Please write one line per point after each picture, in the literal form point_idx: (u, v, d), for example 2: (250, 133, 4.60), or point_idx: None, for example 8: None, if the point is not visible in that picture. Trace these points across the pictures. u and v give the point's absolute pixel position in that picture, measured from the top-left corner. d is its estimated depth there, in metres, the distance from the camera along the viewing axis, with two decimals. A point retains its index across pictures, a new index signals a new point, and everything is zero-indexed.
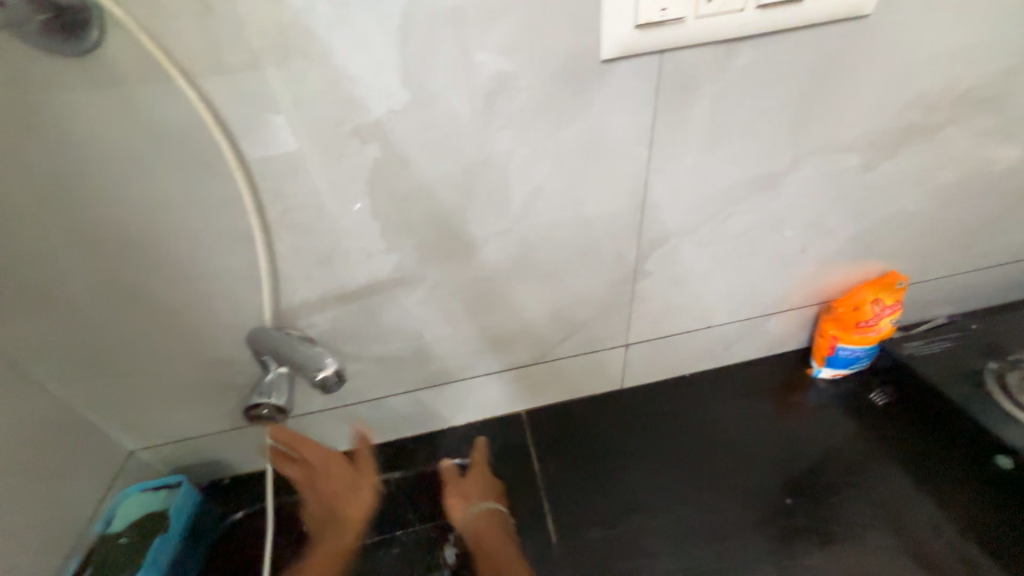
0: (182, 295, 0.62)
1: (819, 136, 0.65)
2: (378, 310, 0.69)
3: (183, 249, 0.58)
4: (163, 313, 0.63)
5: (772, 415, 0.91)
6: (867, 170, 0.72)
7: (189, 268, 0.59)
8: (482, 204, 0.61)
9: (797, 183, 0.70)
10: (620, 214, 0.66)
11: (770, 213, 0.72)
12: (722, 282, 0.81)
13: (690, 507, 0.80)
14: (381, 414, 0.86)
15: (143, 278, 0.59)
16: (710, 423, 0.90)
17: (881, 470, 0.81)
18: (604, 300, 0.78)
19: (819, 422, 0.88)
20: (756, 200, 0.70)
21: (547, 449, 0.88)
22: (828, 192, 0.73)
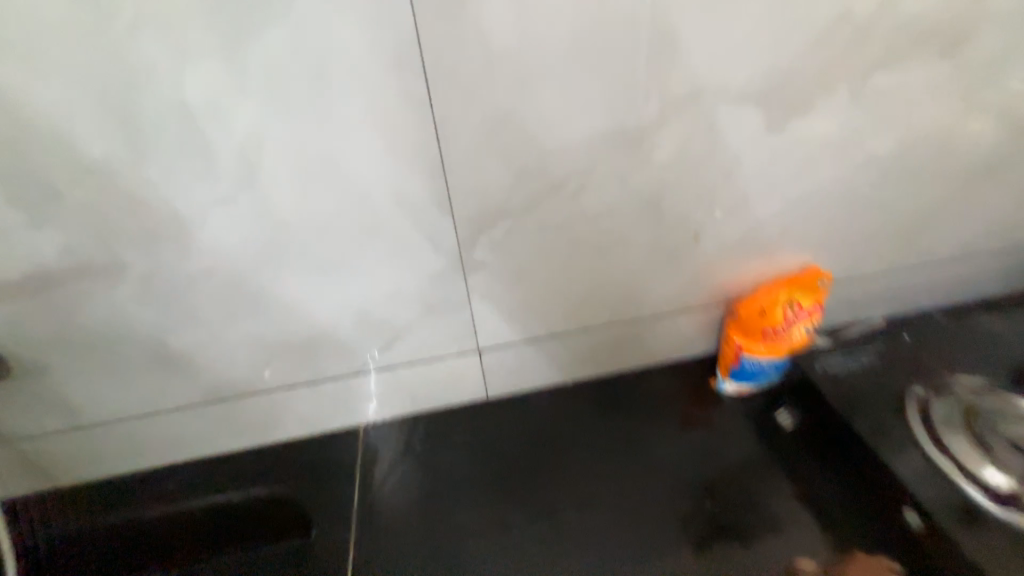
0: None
1: (678, 73, 0.47)
2: (71, 309, 0.49)
3: None
4: None
5: (669, 440, 0.72)
6: (762, 127, 0.53)
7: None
8: (172, 157, 0.40)
9: (666, 146, 0.51)
10: (407, 177, 0.46)
11: (633, 184, 0.53)
12: (592, 276, 0.62)
13: (547, 563, 0.60)
14: (150, 433, 0.65)
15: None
16: (580, 447, 0.71)
17: (786, 518, 0.63)
18: (425, 297, 0.58)
19: (723, 452, 0.70)
20: (608, 163, 0.51)
21: (376, 478, 0.69)
22: (715, 160, 0.54)
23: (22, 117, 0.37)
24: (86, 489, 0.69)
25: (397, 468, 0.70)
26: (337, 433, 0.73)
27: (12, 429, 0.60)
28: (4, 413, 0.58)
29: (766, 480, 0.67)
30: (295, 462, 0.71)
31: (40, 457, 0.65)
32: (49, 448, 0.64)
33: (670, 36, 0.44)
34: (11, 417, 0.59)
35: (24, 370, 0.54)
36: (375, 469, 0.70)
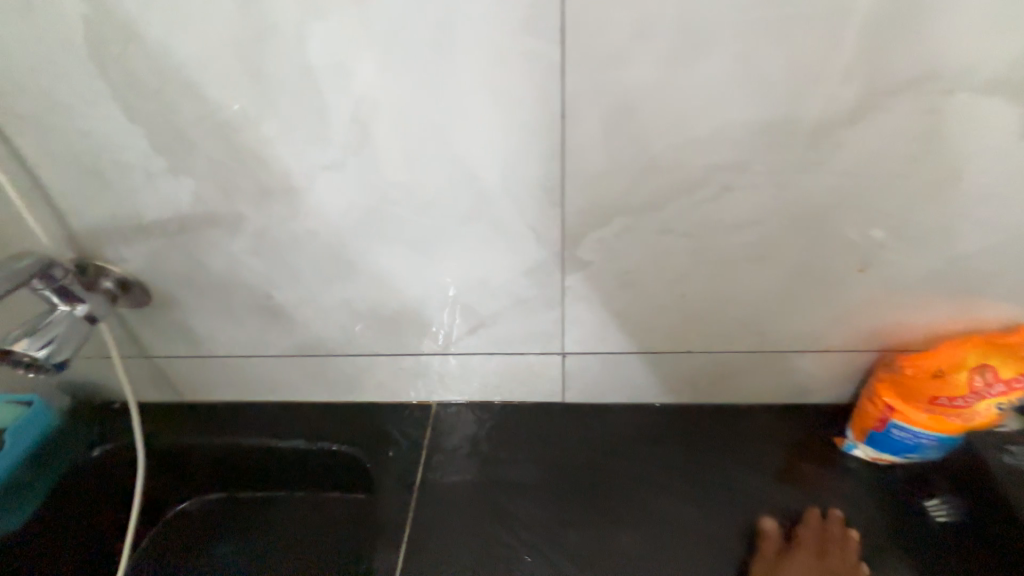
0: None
1: (888, 56, 0.35)
2: (199, 253, 0.53)
3: None
4: None
5: (772, 498, 0.62)
6: (995, 137, 0.40)
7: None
8: (291, 117, 0.39)
9: (844, 150, 0.41)
10: (521, 162, 0.41)
11: (789, 194, 0.43)
12: (710, 293, 0.53)
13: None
14: (254, 374, 0.72)
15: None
16: (660, 473, 0.65)
17: None
18: (517, 290, 0.54)
19: (845, 529, 0.58)
20: (763, 165, 0.41)
21: (449, 453, 0.69)
22: (908, 174, 0.42)
23: (167, 68, 0.38)
24: (203, 407, 0.79)
25: (468, 450, 0.69)
26: (412, 405, 0.74)
27: (148, 348, 0.69)
28: (144, 334, 0.66)
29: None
30: (370, 426, 0.73)
31: (170, 374, 0.74)
32: (176, 368, 0.72)
33: (890, 5, 0.34)
34: (148, 338, 0.67)
35: (157, 301, 0.59)
36: (441, 454, 0.69)
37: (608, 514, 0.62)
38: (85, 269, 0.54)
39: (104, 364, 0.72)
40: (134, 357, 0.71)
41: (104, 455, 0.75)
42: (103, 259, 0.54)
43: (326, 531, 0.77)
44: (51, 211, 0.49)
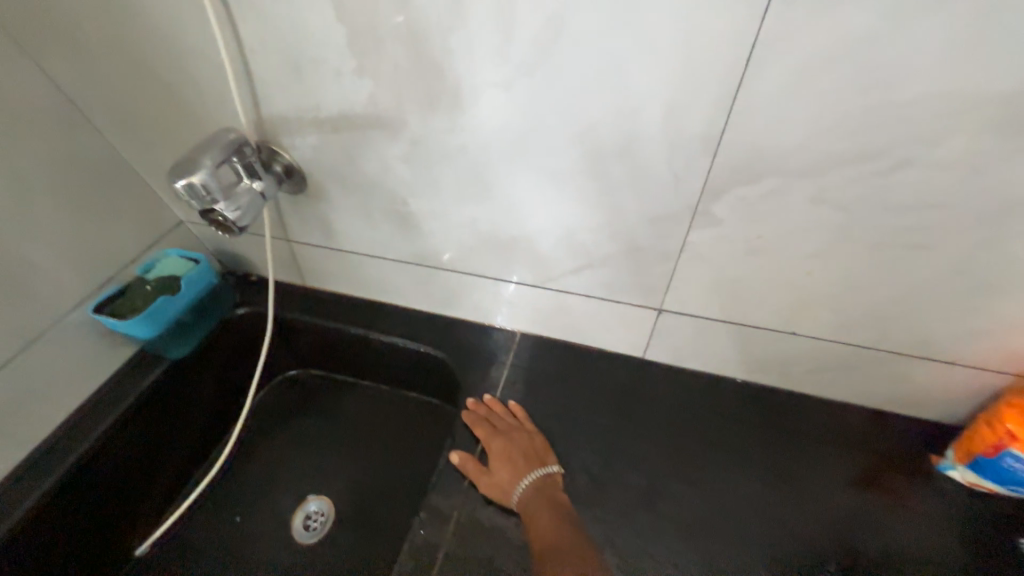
0: (163, 69, 0.57)
1: None
2: (358, 154, 0.59)
3: (154, 13, 0.52)
4: (155, 87, 0.60)
5: (843, 495, 0.62)
6: None
7: (169, 39, 0.54)
8: (478, 31, 0.42)
9: None
10: (689, 104, 0.41)
11: (970, 183, 0.41)
12: (840, 275, 0.51)
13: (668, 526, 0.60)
14: (372, 273, 0.81)
15: (131, 43, 0.56)
16: (728, 443, 0.67)
17: None
18: (635, 237, 0.55)
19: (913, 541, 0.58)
20: (954, 146, 0.39)
21: (528, 379, 0.75)
22: None
23: None
24: (322, 294, 0.91)
25: (546, 380, 0.74)
26: (499, 328, 0.80)
27: (292, 233, 0.79)
28: (291, 219, 0.76)
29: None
30: (461, 339, 0.80)
31: (301, 259, 0.85)
32: (308, 255, 0.83)
33: None
34: (294, 223, 0.77)
35: (312, 192, 0.68)
36: (520, 377, 0.75)
37: (673, 465, 0.65)
38: (262, 151, 0.63)
39: (253, 240, 0.85)
40: (277, 238, 0.83)
41: (245, 314, 0.90)
42: (279, 145, 0.62)
43: (409, 423, 0.91)
44: (250, 95, 0.56)
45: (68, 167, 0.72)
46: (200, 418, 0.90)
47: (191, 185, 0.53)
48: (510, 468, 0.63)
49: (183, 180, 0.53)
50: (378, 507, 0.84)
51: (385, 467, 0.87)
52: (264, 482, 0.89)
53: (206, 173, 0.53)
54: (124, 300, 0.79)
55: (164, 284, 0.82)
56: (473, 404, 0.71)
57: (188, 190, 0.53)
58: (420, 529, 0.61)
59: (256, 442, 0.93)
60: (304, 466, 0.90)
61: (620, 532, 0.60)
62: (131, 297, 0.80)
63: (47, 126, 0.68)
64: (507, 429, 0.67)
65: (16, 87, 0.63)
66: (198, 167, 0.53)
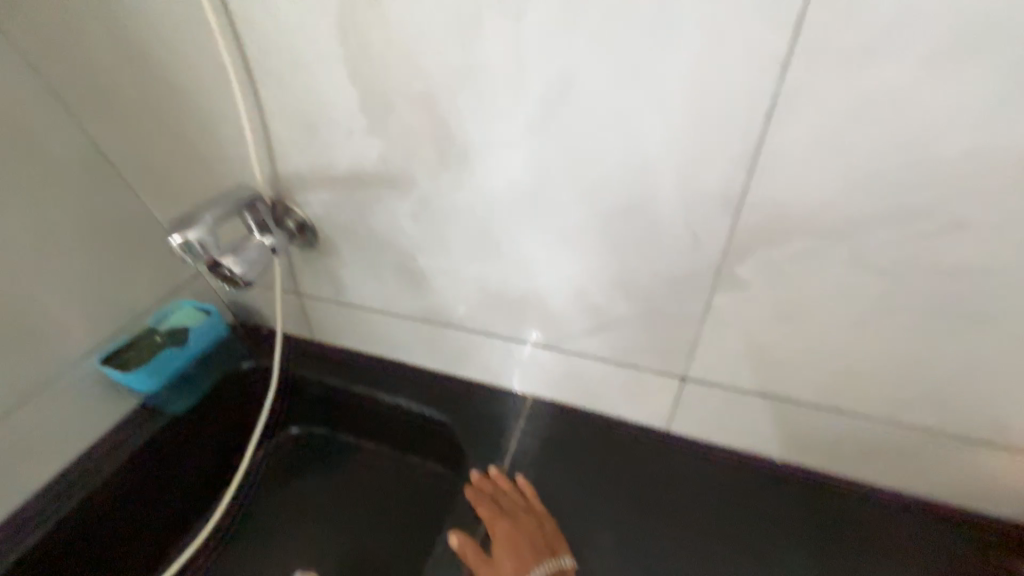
0: (190, 130, 0.60)
1: None
2: (367, 211, 0.59)
3: (187, 82, 0.55)
4: (181, 146, 0.63)
5: None
6: None
7: (197, 102, 0.56)
8: (486, 91, 0.42)
9: None
10: (703, 161, 0.39)
11: None
12: (890, 346, 0.45)
13: None
14: (381, 330, 0.78)
15: (164, 109, 0.59)
16: (768, 543, 0.58)
17: None
18: (653, 298, 0.51)
19: None
20: (1013, 202, 0.35)
21: (540, 450, 0.68)
22: None
23: (393, 37, 0.42)
24: (329, 349, 0.88)
25: (561, 453, 0.68)
26: (510, 392, 0.74)
27: (303, 286, 0.78)
28: (302, 273, 0.76)
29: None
30: (467, 401, 0.75)
31: (310, 312, 0.84)
32: (317, 309, 0.82)
33: None
34: (305, 277, 0.76)
35: (322, 247, 0.68)
36: (530, 447, 0.69)
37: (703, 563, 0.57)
38: (276, 207, 0.63)
39: (264, 293, 0.84)
40: (287, 292, 0.82)
41: (252, 369, 0.86)
42: (292, 201, 0.63)
43: (409, 493, 0.83)
44: (267, 153, 0.58)
45: (89, 220, 0.75)
46: (190, 481, 0.83)
47: (188, 243, 0.51)
48: (518, 565, 0.55)
49: (178, 238, 0.50)
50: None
51: (381, 542, 0.80)
52: (252, 555, 0.82)
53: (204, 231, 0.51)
54: (132, 350, 0.80)
55: (172, 335, 0.82)
56: (478, 478, 0.64)
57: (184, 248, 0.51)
58: None
59: (246, 509, 0.86)
60: (297, 535, 0.83)
61: None
62: (139, 348, 0.81)
63: (70, 177, 0.71)
64: (513, 511, 0.60)
65: (44, 143, 0.68)
66: (196, 224, 0.51)
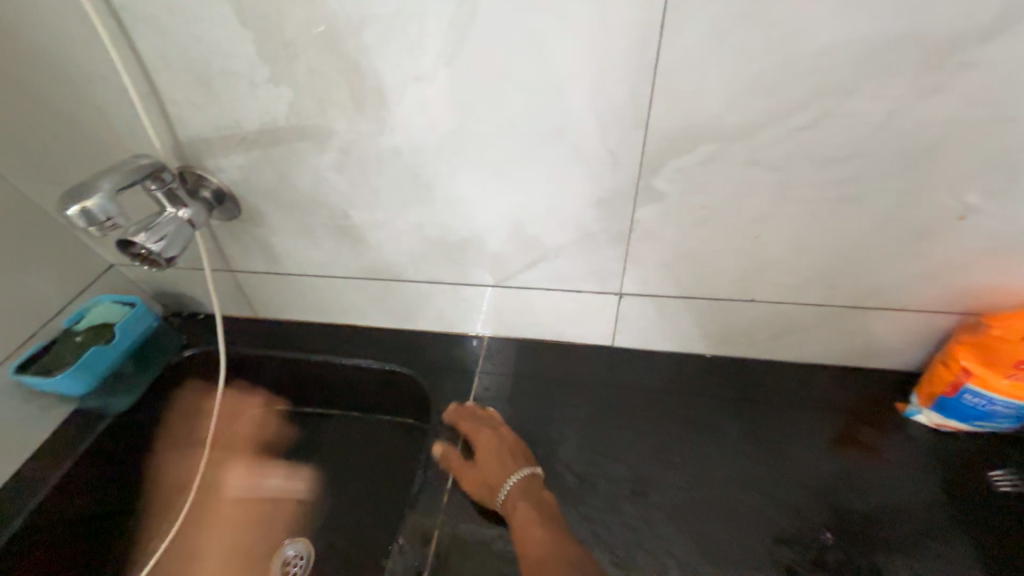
0: (61, 99, 0.53)
1: None
2: (289, 170, 0.56)
3: (43, 40, 0.48)
4: (54, 119, 0.56)
5: (823, 459, 0.62)
6: None
7: (61, 65, 0.50)
8: (389, 23, 0.41)
9: (968, 77, 0.39)
10: (612, 78, 0.41)
11: (892, 126, 0.42)
12: (786, 236, 0.52)
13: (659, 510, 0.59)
14: (326, 295, 0.77)
15: (21, 76, 0.52)
16: (709, 422, 0.66)
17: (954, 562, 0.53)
18: (585, 222, 0.54)
19: (896, 489, 0.59)
20: (870, 91, 0.40)
21: (500, 383, 0.72)
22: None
23: None
24: (276, 324, 0.86)
25: (520, 381, 0.72)
26: (465, 336, 0.78)
27: (235, 261, 0.75)
28: (231, 248, 0.72)
29: (948, 554, 0.54)
30: (426, 351, 0.78)
31: (249, 289, 0.81)
32: (255, 284, 0.79)
33: None
34: (234, 252, 0.73)
35: (247, 215, 0.64)
36: (491, 382, 0.73)
37: (656, 446, 0.64)
38: (186, 177, 0.59)
39: (193, 275, 0.80)
40: (218, 270, 0.78)
41: (196, 354, 0.85)
42: (202, 169, 0.58)
43: (383, 446, 0.86)
44: (161, 117, 0.53)
45: None
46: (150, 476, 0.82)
47: (85, 211, 0.46)
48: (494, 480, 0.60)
49: (74, 207, 0.46)
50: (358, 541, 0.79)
51: (364, 497, 0.83)
52: (235, 532, 0.82)
53: (102, 199, 0.47)
54: (52, 356, 0.73)
55: (96, 333, 0.75)
56: (455, 410, 0.68)
57: (81, 216, 0.46)
58: (399, 557, 0.57)
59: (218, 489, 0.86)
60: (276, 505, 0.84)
61: (610, 526, 0.58)
62: (60, 352, 0.73)
63: None
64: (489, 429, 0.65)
65: None
66: (94, 192, 0.47)
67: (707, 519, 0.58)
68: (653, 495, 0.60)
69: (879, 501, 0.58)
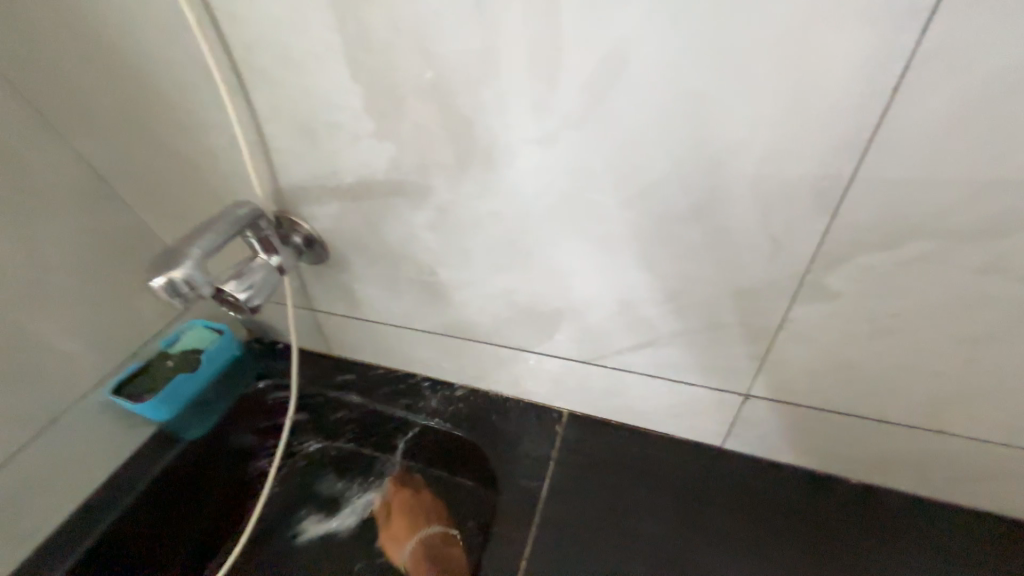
0: (180, 142, 0.54)
1: None
2: (380, 223, 0.52)
3: (172, 89, 0.49)
4: (175, 161, 0.57)
5: None
6: None
7: (185, 111, 0.50)
8: (516, 79, 0.35)
9: None
10: (797, 151, 0.32)
11: None
12: (1018, 361, 0.38)
13: None
14: (399, 343, 0.73)
15: (151, 121, 0.53)
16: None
17: None
18: (718, 313, 0.44)
19: None
20: None
21: (579, 472, 0.62)
22: None
23: (404, 18, 0.35)
24: (348, 364, 0.83)
25: (605, 477, 0.61)
26: (539, 407, 0.68)
27: (315, 301, 0.73)
28: (313, 289, 0.70)
29: None
30: (496, 418, 0.70)
31: (326, 328, 0.79)
32: (333, 324, 0.77)
33: None
34: (317, 293, 0.71)
35: (334, 261, 0.62)
36: (570, 469, 0.62)
37: None
38: (281, 222, 0.57)
39: (276, 310, 0.79)
40: (300, 308, 0.77)
41: (268, 387, 0.84)
42: (297, 215, 0.56)
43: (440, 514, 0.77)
44: (266, 164, 0.51)
45: (92, 244, 0.70)
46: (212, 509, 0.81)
47: (171, 282, 0.45)
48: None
49: (160, 278, 0.45)
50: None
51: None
52: None
53: (191, 268, 0.46)
54: (145, 378, 0.76)
55: (186, 359, 0.78)
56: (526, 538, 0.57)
57: (166, 288, 0.45)
58: None
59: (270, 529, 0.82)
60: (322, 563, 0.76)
61: None
62: (153, 374, 0.76)
63: (61, 200, 0.66)
64: None
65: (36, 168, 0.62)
66: (183, 260, 0.46)
67: None
68: None
69: None
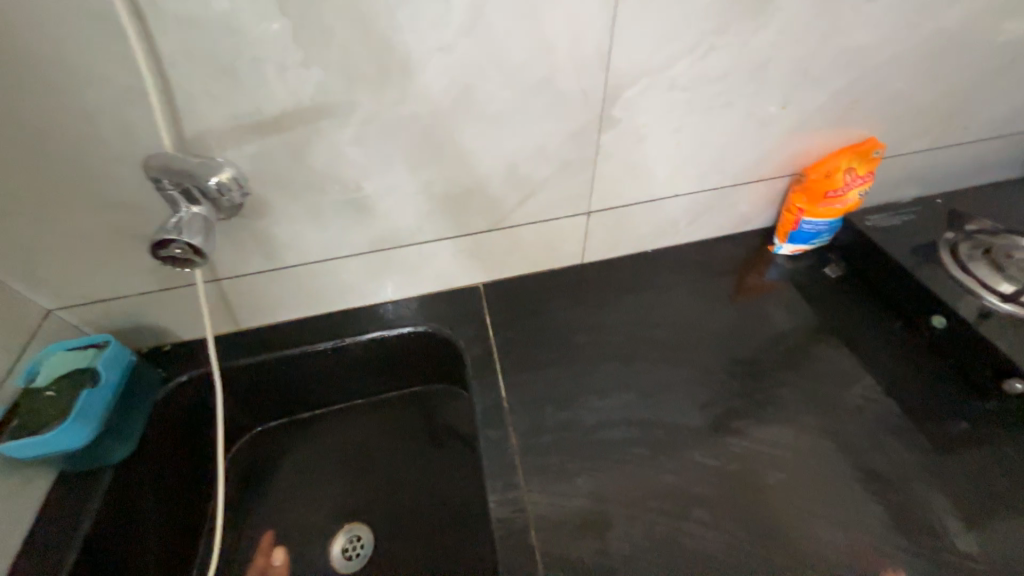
0: (49, 107, 0.52)
1: None
2: (305, 150, 0.61)
3: (40, 48, 0.48)
4: (37, 137, 0.54)
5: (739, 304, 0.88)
6: (850, 6, 0.67)
7: (62, 71, 0.50)
8: (422, 2, 0.52)
9: (784, 12, 0.65)
10: (585, 35, 0.59)
11: (752, 48, 0.67)
12: (696, 139, 0.76)
13: (653, 365, 0.80)
14: (326, 281, 0.80)
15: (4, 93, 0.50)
16: (661, 304, 0.88)
17: (825, 336, 0.84)
18: (566, 154, 0.71)
19: (786, 310, 0.87)
20: (740, 29, 0.65)
21: (507, 315, 0.86)
22: (814, 31, 0.68)
23: None
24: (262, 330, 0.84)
25: (526, 311, 0.86)
26: (463, 288, 0.89)
27: (220, 265, 0.73)
28: (221, 252, 0.71)
29: (823, 335, 0.84)
30: (433, 308, 0.87)
31: (234, 298, 0.79)
32: (243, 288, 0.77)
33: None
34: (224, 255, 0.72)
35: (250, 208, 0.66)
36: (503, 314, 0.86)
37: (644, 336, 0.83)
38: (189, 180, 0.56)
39: (164, 297, 0.74)
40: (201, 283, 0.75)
41: (185, 382, 0.78)
42: None
43: (408, 424, 0.92)
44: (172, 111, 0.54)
45: None
46: (162, 523, 0.75)
47: (222, 183, 0.57)
48: None
49: (214, 179, 0.56)
50: (424, 517, 0.82)
51: (408, 474, 0.87)
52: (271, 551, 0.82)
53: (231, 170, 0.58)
54: (24, 418, 0.63)
55: (71, 381, 0.66)
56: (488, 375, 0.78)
57: (220, 187, 0.57)
58: (491, 479, 0.68)
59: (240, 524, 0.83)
60: (320, 520, 0.84)
61: (627, 386, 0.77)
62: (31, 412, 0.64)
63: None
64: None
65: None
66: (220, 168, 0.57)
67: (693, 373, 0.79)
68: (651, 371, 0.79)
69: (782, 316, 0.87)
